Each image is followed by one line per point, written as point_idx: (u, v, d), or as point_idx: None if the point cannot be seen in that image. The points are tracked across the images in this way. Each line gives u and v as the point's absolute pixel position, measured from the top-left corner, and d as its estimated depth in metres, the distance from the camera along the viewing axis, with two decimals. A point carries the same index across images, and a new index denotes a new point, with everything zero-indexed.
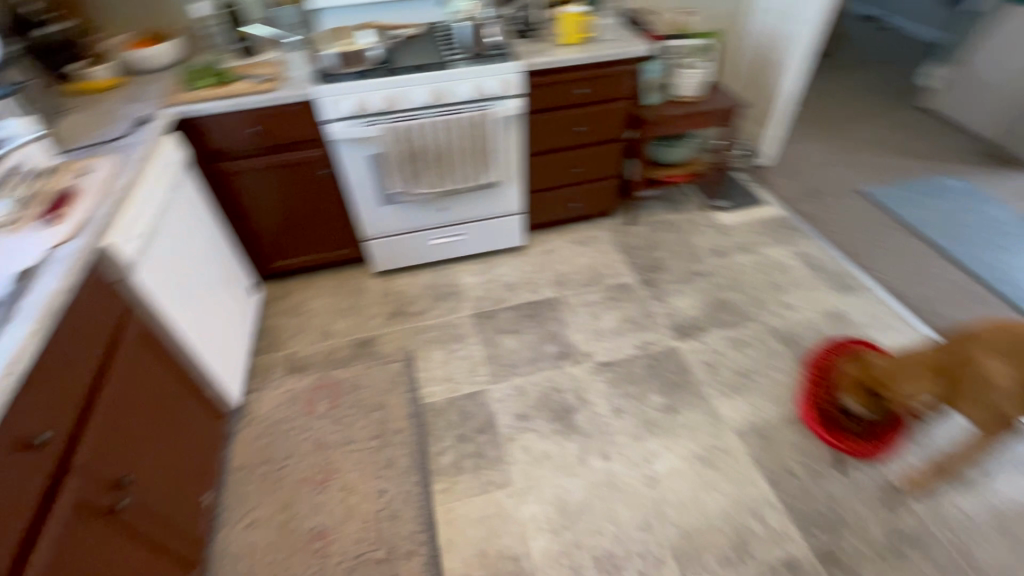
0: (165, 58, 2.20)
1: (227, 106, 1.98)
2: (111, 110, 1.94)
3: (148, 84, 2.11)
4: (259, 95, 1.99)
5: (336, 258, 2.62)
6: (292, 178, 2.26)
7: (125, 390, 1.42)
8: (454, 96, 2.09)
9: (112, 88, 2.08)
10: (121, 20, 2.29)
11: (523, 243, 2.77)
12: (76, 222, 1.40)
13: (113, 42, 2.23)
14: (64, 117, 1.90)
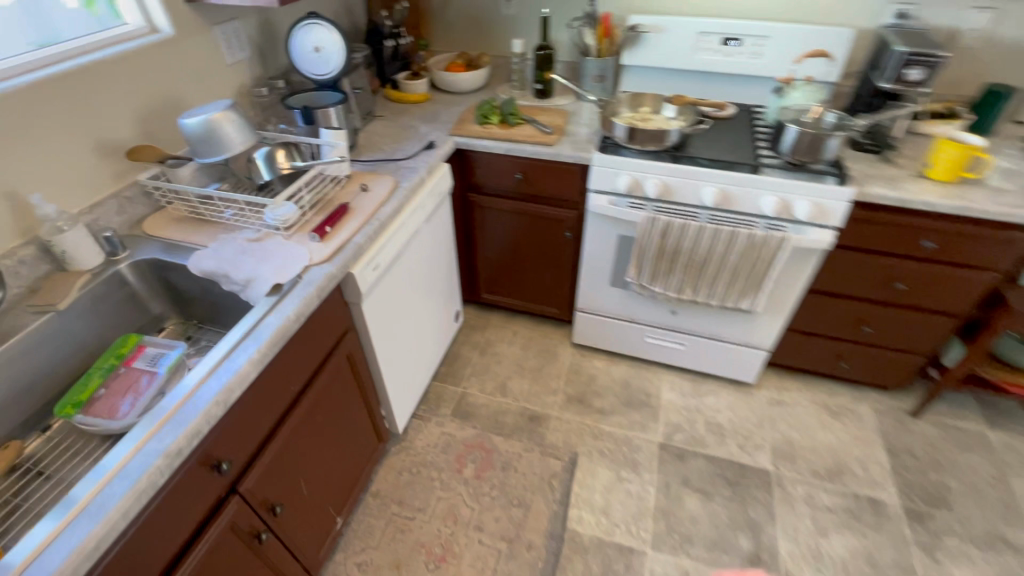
0: (469, 85, 2.28)
1: (504, 148, 1.94)
2: (409, 125, 2.06)
3: (447, 107, 2.20)
4: (537, 146, 1.90)
5: (542, 311, 2.49)
6: (534, 228, 2.16)
7: (313, 409, 1.41)
8: (747, 205, 1.69)
9: (418, 102, 2.23)
10: (448, 40, 2.45)
11: (750, 381, 2.26)
12: (334, 244, 1.40)
13: (435, 59, 2.39)
14: (373, 122, 2.08)
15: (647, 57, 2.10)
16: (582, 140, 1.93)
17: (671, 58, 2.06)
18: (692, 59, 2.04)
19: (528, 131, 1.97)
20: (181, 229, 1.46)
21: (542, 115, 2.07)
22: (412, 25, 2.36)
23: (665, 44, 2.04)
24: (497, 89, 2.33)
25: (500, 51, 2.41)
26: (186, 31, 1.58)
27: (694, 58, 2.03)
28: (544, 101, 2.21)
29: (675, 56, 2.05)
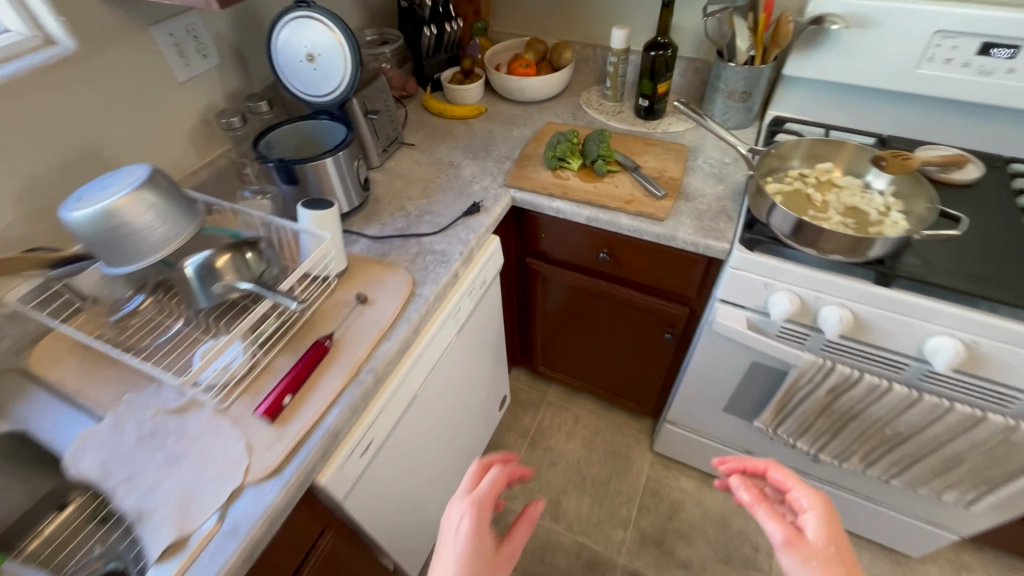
0: (542, 94, 1.58)
1: (587, 218, 1.27)
2: (450, 164, 1.42)
3: (508, 130, 1.53)
4: (638, 219, 1.22)
5: (617, 401, 1.89)
6: (620, 315, 1.52)
7: None
8: (1014, 375, 0.96)
9: (468, 120, 1.58)
10: (518, 19, 1.73)
11: (912, 555, 1.57)
12: (290, 436, 0.84)
13: (496, 50, 1.69)
14: (401, 155, 1.46)
15: (827, 68, 1.30)
16: (712, 212, 1.22)
17: (872, 73, 1.26)
18: (910, 77, 1.23)
19: (626, 189, 1.27)
20: (85, 366, 0.96)
21: (648, 156, 1.36)
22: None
23: (865, 50, 1.24)
24: (582, 100, 1.62)
25: (590, 39, 1.67)
26: (100, 38, 1.00)
27: (914, 75, 1.23)
28: (651, 128, 1.49)
29: (880, 68, 1.25)
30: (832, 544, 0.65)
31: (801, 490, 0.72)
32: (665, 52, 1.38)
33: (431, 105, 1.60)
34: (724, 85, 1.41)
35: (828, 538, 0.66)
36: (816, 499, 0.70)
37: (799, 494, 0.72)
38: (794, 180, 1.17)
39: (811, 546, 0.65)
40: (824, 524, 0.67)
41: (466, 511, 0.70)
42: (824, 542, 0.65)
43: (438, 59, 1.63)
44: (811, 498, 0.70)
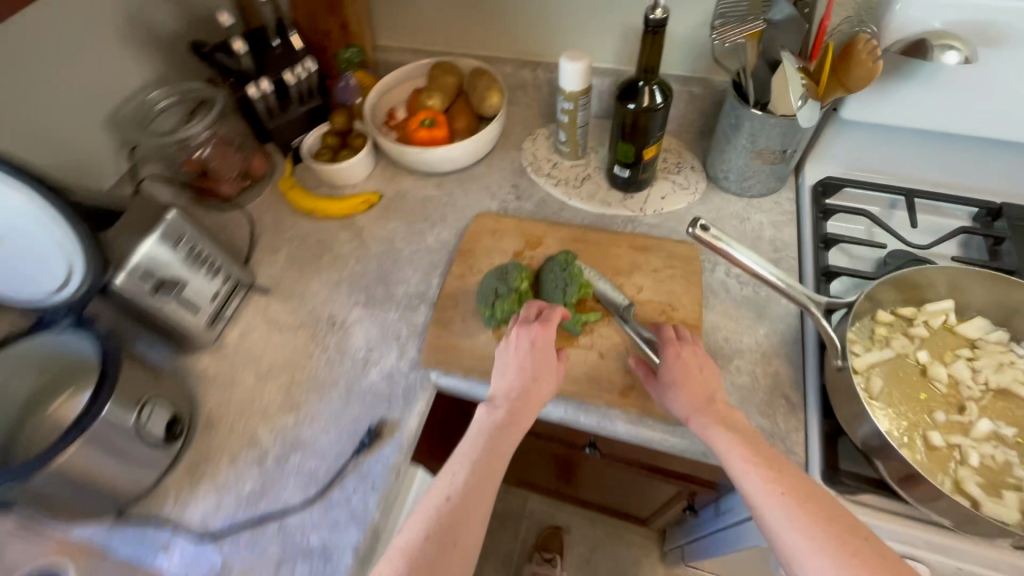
0: (465, 161, 1.02)
1: (561, 416, 0.78)
2: (332, 318, 0.89)
3: (419, 232, 0.99)
4: (644, 423, 0.75)
5: (615, 515, 1.50)
6: (616, 475, 1.08)
7: None
8: None
9: (356, 218, 1.02)
10: (413, 30, 1.12)
11: None
12: None
13: (385, 87, 1.10)
14: (252, 308, 0.91)
15: (914, 115, 0.80)
16: (760, 391, 0.75)
17: (990, 121, 0.77)
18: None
19: (618, 358, 0.79)
20: None
21: (643, 276, 0.87)
22: (323, 8, 1.03)
23: (987, 87, 0.74)
24: (526, 159, 1.06)
25: (526, 55, 1.09)
26: None
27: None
28: (638, 209, 0.97)
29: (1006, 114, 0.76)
30: (729, 412, 0.66)
31: (687, 345, 0.74)
32: (654, 105, 0.82)
33: (294, 200, 1.02)
34: (744, 141, 0.88)
35: (695, 380, 0.69)
36: (692, 349, 0.73)
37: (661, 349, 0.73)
38: (893, 343, 0.71)
39: (690, 386, 0.69)
40: (703, 370, 0.70)
41: (530, 338, 0.71)
42: (671, 372, 0.71)
43: (291, 118, 1.03)
44: (689, 347, 0.73)
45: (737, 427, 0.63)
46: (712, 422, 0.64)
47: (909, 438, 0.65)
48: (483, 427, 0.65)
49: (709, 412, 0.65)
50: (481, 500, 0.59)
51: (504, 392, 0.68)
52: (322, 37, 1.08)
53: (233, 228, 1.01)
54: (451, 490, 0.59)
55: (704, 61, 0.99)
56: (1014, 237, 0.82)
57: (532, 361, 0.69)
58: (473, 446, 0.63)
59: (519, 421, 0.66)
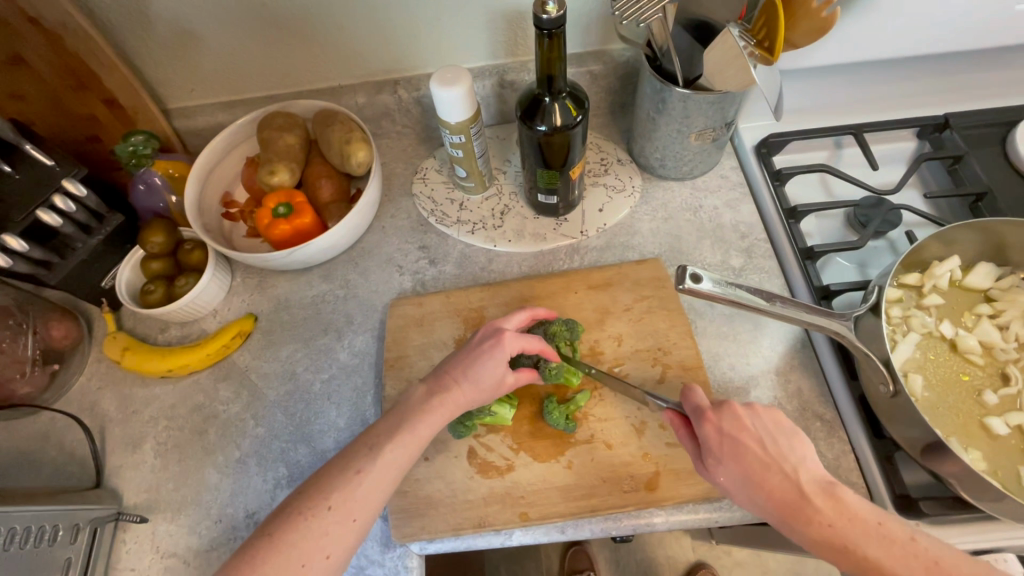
0: (348, 238, 0.79)
1: (586, 535, 0.62)
2: (253, 515, 0.66)
3: (325, 349, 0.76)
4: (682, 509, 0.61)
5: None
6: None
7: None
8: None
9: (233, 359, 0.76)
10: (210, 78, 0.81)
11: None
12: None
13: (206, 170, 0.81)
14: (134, 543, 0.65)
15: (834, 46, 0.72)
16: (791, 421, 0.64)
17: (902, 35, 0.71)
18: (962, 27, 0.71)
19: (628, 442, 0.64)
20: None
21: (618, 322, 0.72)
22: (68, 86, 0.71)
23: None
24: (424, 209, 0.84)
25: (377, 75, 0.84)
26: None
27: (970, 21, 0.70)
28: (579, 232, 0.80)
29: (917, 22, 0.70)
30: (825, 497, 0.52)
31: (728, 419, 0.56)
32: (566, 121, 0.64)
33: (135, 366, 0.73)
34: (676, 124, 0.72)
35: (767, 474, 0.54)
36: (733, 423, 0.56)
37: (704, 440, 0.56)
38: (915, 325, 0.62)
39: (767, 487, 0.53)
40: (769, 450, 0.55)
41: (485, 335, 0.64)
42: (731, 474, 0.55)
43: (84, 257, 0.73)
44: (734, 422, 0.56)
45: (842, 525, 0.51)
46: (811, 534, 0.51)
47: (971, 433, 0.57)
48: (409, 406, 0.60)
49: (800, 517, 0.52)
50: (365, 503, 0.54)
51: (444, 380, 0.62)
52: (87, 125, 0.77)
53: (64, 433, 0.72)
54: (343, 486, 0.54)
55: (596, 30, 0.79)
56: (970, 152, 0.75)
57: (485, 359, 0.62)
58: (387, 430, 0.59)
59: (449, 406, 0.60)
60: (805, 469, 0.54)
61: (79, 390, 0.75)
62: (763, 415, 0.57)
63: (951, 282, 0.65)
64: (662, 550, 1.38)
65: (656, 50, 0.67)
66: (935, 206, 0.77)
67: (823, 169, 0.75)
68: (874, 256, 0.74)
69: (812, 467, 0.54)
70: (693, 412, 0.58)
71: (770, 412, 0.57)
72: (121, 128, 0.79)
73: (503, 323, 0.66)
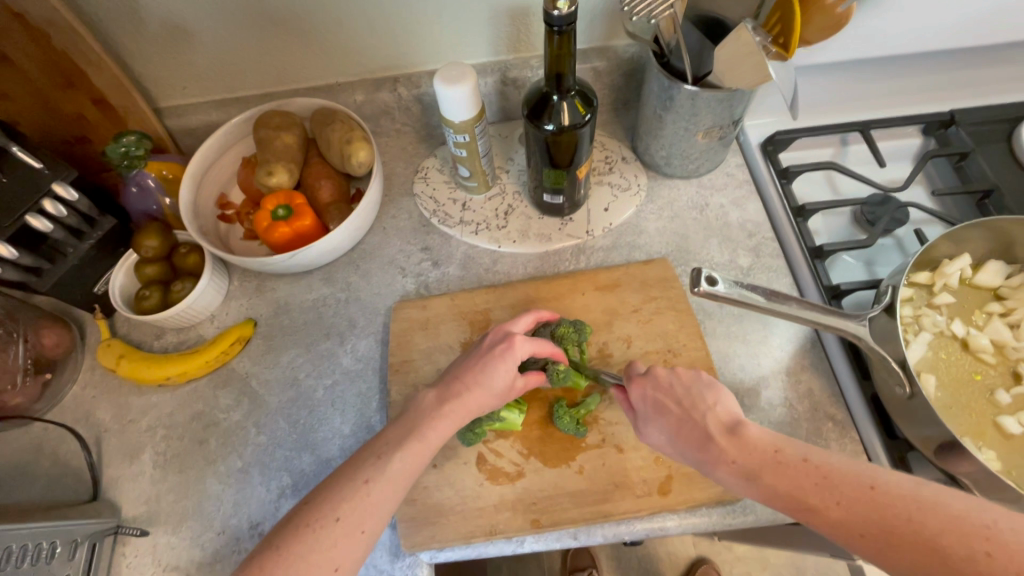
0: (349, 240, 0.77)
1: (597, 541, 0.62)
2: (257, 526, 0.64)
3: (327, 354, 0.74)
4: (695, 512, 0.61)
5: None
6: None
7: None
8: None
9: (233, 366, 0.74)
10: (203, 76, 0.79)
11: None
12: None
13: (201, 171, 0.78)
14: (134, 557, 0.63)
15: (841, 43, 0.71)
16: (802, 422, 0.64)
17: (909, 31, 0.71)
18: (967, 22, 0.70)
19: (639, 446, 0.63)
20: None
21: (626, 324, 0.71)
22: (55, 85, 0.69)
23: None
24: (426, 209, 0.82)
25: (376, 72, 0.82)
26: None
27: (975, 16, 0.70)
28: (585, 232, 0.79)
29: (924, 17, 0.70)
30: (728, 437, 0.54)
31: (652, 382, 0.60)
32: (575, 121, 0.62)
33: (130, 374, 0.71)
34: (683, 122, 0.71)
35: (682, 424, 0.56)
36: (656, 385, 0.59)
37: (637, 404, 0.59)
38: (926, 324, 0.62)
39: (682, 434, 0.56)
40: (684, 400, 0.58)
41: (494, 340, 0.63)
42: (659, 430, 0.57)
43: (75, 263, 0.70)
44: (654, 384, 0.59)
45: (745, 460, 0.52)
46: (727, 471, 0.52)
47: (983, 433, 0.57)
48: (420, 411, 0.59)
49: (713, 457, 0.53)
50: (375, 512, 0.53)
51: (453, 386, 0.60)
52: (76, 125, 0.74)
53: (59, 444, 0.70)
54: (351, 497, 0.53)
55: (600, 26, 0.77)
56: (976, 149, 0.75)
57: (494, 365, 0.60)
58: (396, 439, 0.57)
59: (460, 413, 0.59)
60: (714, 414, 0.56)
61: (74, 400, 0.73)
62: (682, 375, 0.60)
63: (961, 281, 0.65)
64: (664, 547, 1.38)
65: (664, 46, 0.66)
66: (941, 204, 0.77)
67: (829, 167, 0.74)
68: (881, 254, 0.74)
69: (720, 411, 0.56)
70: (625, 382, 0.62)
71: (689, 370, 0.61)
72: (112, 128, 0.76)
73: (513, 326, 0.64)
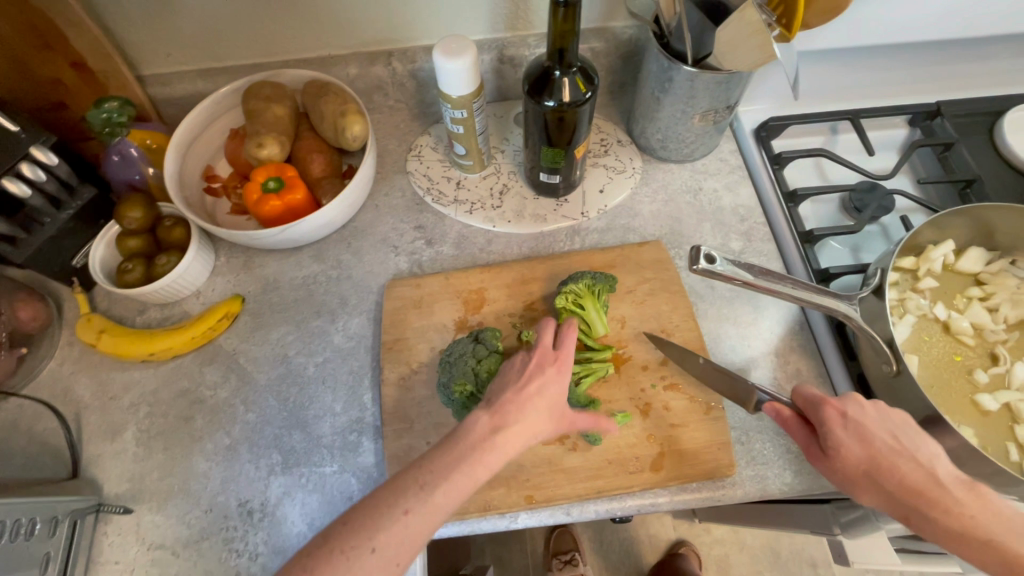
0: (341, 217, 0.76)
1: (589, 517, 0.62)
2: (246, 504, 0.63)
3: (318, 332, 0.73)
4: (685, 488, 0.62)
5: None
6: None
7: None
8: None
9: (219, 343, 0.72)
10: (188, 42, 0.76)
11: None
12: None
13: (187, 141, 0.76)
14: (116, 536, 0.62)
15: (835, 30, 0.72)
16: None
17: (901, 21, 0.73)
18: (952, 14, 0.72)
19: (632, 424, 0.64)
20: None
21: (621, 305, 0.71)
22: (30, 46, 0.65)
23: None
24: (420, 186, 0.81)
25: (370, 45, 0.80)
26: None
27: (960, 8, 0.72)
28: (580, 213, 0.79)
29: (916, 8, 0.71)
30: (965, 491, 0.48)
31: (859, 414, 0.52)
32: (577, 98, 0.62)
33: (113, 349, 0.68)
34: (681, 105, 0.71)
35: (896, 465, 0.50)
36: (864, 419, 0.52)
37: (835, 435, 0.52)
38: (911, 307, 0.65)
39: (895, 475, 0.49)
40: (900, 442, 0.51)
41: (538, 364, 0.58)
42: (858, 461, 0.51)
43: (53, 233, 0.67)
44: (861, 414, 0.52)
45: (980, 518, 0.47)
46: (945, 525, 0.47)
47: (962, 409, 0.60)
48: (468, 435, 0.53)
49: (925, 511, 0.48)
50: (409, 545, 0.48)
51: (507, 412, 0.54)
52: (53, 90, 0.70)
53: (35, 421, 0.68)
54: (385, 526, 0.48)
55: (598, 6, 0.77)
56: (961, 140, 0.77)
57: (544, 385, 0.56)
58: (439, 468, 0.51)
59: (514, 445, 0.53)
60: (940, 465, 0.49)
61: (51, 376, 0.70)
62: (890, 411, 0.53)
63: (944, 266, 0.68)
64: (644, 530, 1.40)
65: (664, 27, 0.66)
66: (925, 192, 0.79)
67: (821, 154, 0.76)
68: (867, 241, 0.76)
69: (945, 462, 0.50)
70: (808, 401, 0.54)
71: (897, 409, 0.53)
72: (90, 94, 0.73)
73: (558, 349, 0.60)
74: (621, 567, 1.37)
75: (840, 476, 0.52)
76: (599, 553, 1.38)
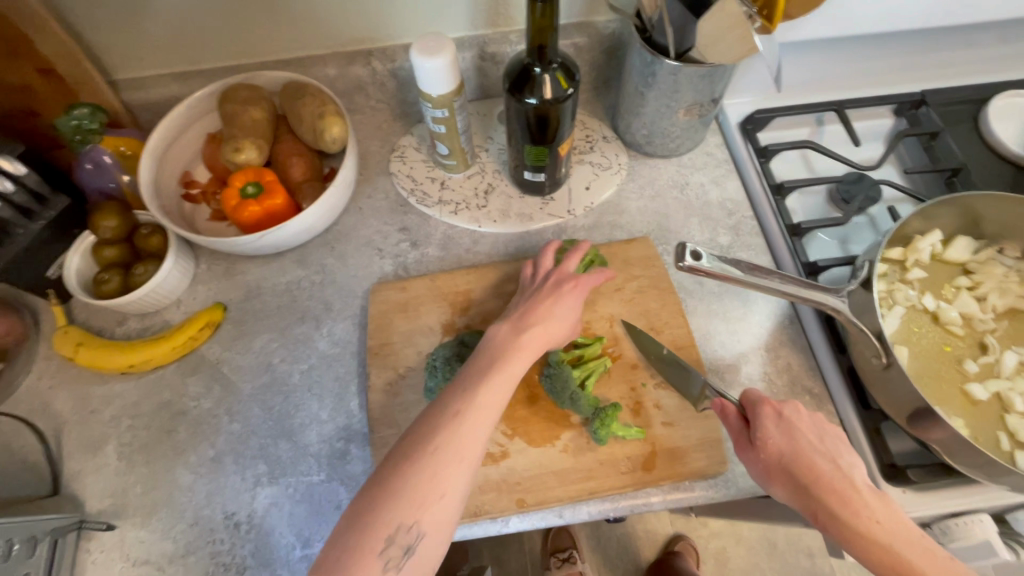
0: (323, 221, 0.74)
1: (580, 519, 0.61)
2: (232, 516, 0.62)
3: (303, 338, 0.71)
4: (679, 487, 0.61)
5: None
6: None
7: None
8: None
9: (202, 352, 0.71)
10: (161, 46, 0.74)
11: None
12: None
13: (163, 148, 0.74)
14: (100, 553, 0.60)
15: (818, 20, 0.72)
16: (781, 397, 0.65)
17: (884, 10, 0.72)
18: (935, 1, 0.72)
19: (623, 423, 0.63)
20: None
21: (610, 303, 0.70)
22: None
23: None
24: (404, 188, 0.80)
25: (349, 45, 0.78)
26: None
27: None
28: (566, 211, 0.78)
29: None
30: (875, 498, 0.51)
31: (795, 417, 0.55)
32: (558, 96, 0.61)
33: (91, 362, 0.67)
34: (665, 100, 0.70)
35: (820, 466, 0.52)
36: (799, 422, 0.55)
37: (769, 430, 0.54)
38: (899, 298, 0.64)
39: (814, 472, 0.52)
40: (824, 446, 0.54)
41: (552, 286, 0.64)
42: (781, 454, 0.54)
43: (25, 245, 0.66)
44: (796, 416, 0.55)
45: (885, 525, 0.49)
46: (849, 524, 0.50)
47: (953, 400, 0.59)
48: (492, 348, 0.58)
49: (834, 508, 0.51)
50: (462, 451, 0.50)
51: (524, 324, 0.60)
52: (23, 97, 0.69)
53: (12, 439, 0.66)
54: (429, 435, 0.50)
55: (579, 1, 0.76)
56: (946, 128, 0.77)
57: (553, 299, 0.62)
58: (470, 379, 0.55)
59: (533, 346, 0.58)
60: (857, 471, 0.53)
61: (29, 391, 0.69)
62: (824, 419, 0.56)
63: (932, 256, 0.67)
64: (642, 526, 1.40)
65: (646, 20, 0.65)
66: (912, 181, 0.79)
67: (807, 146, 0.75)
68: (855, 232, 0.76)
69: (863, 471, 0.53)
70: (751, 400, 0.57)
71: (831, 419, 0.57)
72: (61, 100, 0.71)
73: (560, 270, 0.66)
74: (620, 563, 1.37)
75: (761, 467, 0.55)
76: (597, 549, 1.37)
